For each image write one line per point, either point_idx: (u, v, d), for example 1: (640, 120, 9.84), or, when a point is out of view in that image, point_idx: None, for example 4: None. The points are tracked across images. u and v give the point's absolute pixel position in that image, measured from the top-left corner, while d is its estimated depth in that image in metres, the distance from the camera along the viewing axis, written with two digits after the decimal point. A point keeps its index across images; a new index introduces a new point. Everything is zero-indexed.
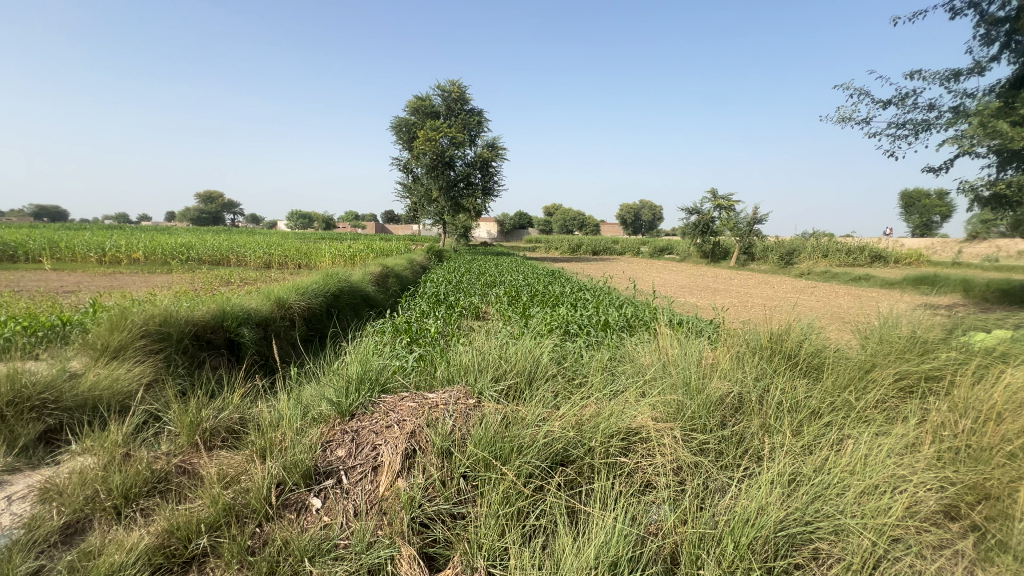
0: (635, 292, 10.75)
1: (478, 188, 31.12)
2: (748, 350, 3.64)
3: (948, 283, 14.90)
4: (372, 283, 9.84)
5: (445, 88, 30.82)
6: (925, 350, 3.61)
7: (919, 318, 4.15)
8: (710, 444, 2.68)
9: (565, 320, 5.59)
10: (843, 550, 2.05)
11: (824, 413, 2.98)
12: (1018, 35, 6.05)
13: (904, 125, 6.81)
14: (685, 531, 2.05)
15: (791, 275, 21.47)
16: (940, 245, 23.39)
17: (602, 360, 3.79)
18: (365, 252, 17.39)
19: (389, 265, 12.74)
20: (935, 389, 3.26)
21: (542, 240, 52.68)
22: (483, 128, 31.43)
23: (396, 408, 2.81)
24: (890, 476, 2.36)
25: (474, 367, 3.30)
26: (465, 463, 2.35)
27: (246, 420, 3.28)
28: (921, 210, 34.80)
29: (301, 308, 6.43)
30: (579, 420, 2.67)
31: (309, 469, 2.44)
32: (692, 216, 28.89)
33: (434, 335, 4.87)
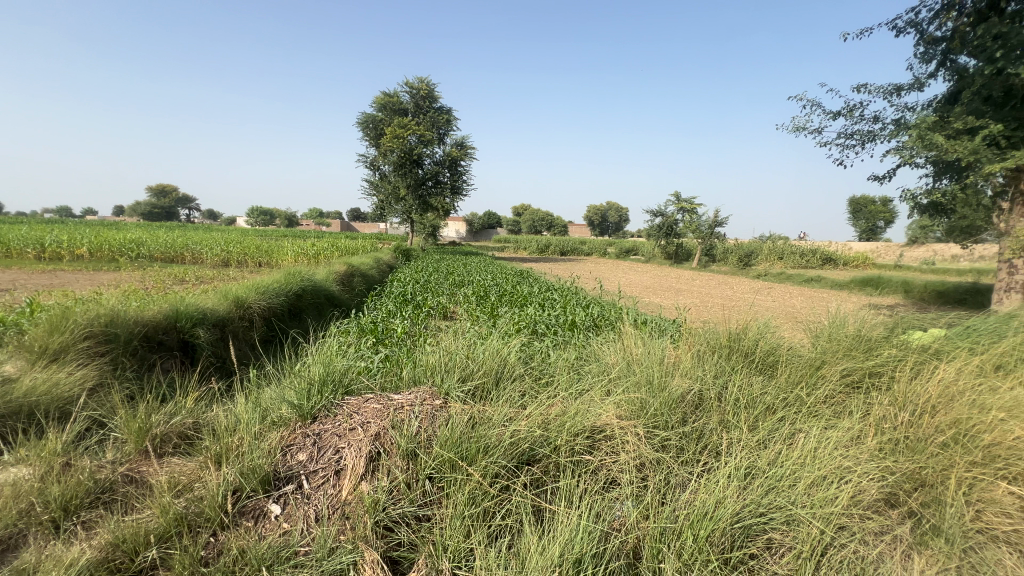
0: (601, 292, 10.94)
1: (446, 186, 30.88)
2: (707, 348, 3.77)
3: (890, 284, 15.90)
4: (337, 282, 9.61)
5: (413, 85, 30.51)
6: (869, 347, 3.83)
7: (863, 317, 4.41)
8: (671, 440, 2.76)
9: (533, 320, 5.62)
10: (793, 539, 2.16)
11: (778, 408, 3.11)
12: (953, 54, 6.53)
13: (852, 135, 7.23)
14: (647, 526, 2.11)
15: (749, 276, 22.38)
16: (884, 249, 24.90)
17: (568, 359, 3.83)
18: (330, 250, 16.91)
19: (355, 264, 12.46)
20: (878, 384, 3.47)
21: (510, 241, 52.75)
22: (452, 127, 31.25)
23: (361, 410, 2.75)
24: (837, 467, 2.49)
25: (440, 368, 3.26)
26: (431, 465, 2.33)
27: (200, 426, 3.14)
28: (868, 216, 36.96)
29: (261, 308, 6.21)
30: (544, 419, 2.69)
31: (267, 474, 2.35)
32: (657, 218, 29.66)
33: (401, 335, 4.81)
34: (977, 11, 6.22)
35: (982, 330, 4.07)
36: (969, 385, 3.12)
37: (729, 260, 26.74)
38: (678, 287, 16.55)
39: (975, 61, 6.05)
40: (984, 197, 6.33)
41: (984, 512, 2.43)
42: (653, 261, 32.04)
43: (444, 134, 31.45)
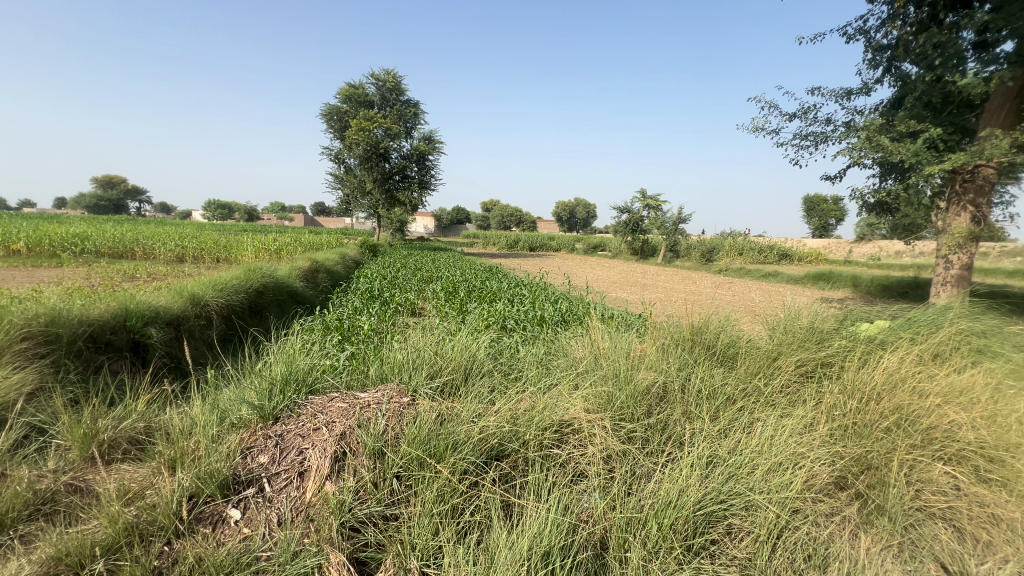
0: (569, 287, 11.07)
1: (414, 181, 30.46)
2: (671, 342, 3.87)
3: (840, 279, 16.76)
4: (300, 278, 9.33)
5: (379, 76, 29.91)
6: (821, 339, 4.03)
7: (816, 310, 4.63)
8: (637, 432, 2.83)
9: (502, 315, 5.63)
10: (752, 524, 2.26)
11: (738, 398, 3.23)
12: (897, 61, 6.93)
13: (806, 137, 7.57)
14: (614, 516, 2.16)
15: (711, 271, 23.17)
16: (835, 245, 26.28)
17: (537, 354, 3.86)
18: (292, 245, 16.39)
19: (320, 260, 12.13)
20: (829, 374, 3.66)
21: (479, 236, 52.52)
22: (419, 120, 30.82)
23: (326, 410, 2.68)
24: (792, 453, 2.61)
25: (408, 364, 3.22)
26: (399, 463, 2.30)
27: (153, 429, 3.00)
28: (820, 214, 38.76)
29: (219, 306, 5.96)
30: (513, 414, 2.70)
31: (226, 479, 2.27)
32: (624, 214, 30.20)
33: (367, 332, 4.72)
34: (919, 22, 6.61)
35: (921, 321, 4.36)
36: (910, 373, 3.33)
37: (692, 256, 27.59)
38: (643, 282, 16.96)
39: (916, 68, 6.44)
40: (923, 197, 6.78)
41: (922, 491, 2.62)
42: (620, 256, 32.64)
43: (411, 128, 30.99)
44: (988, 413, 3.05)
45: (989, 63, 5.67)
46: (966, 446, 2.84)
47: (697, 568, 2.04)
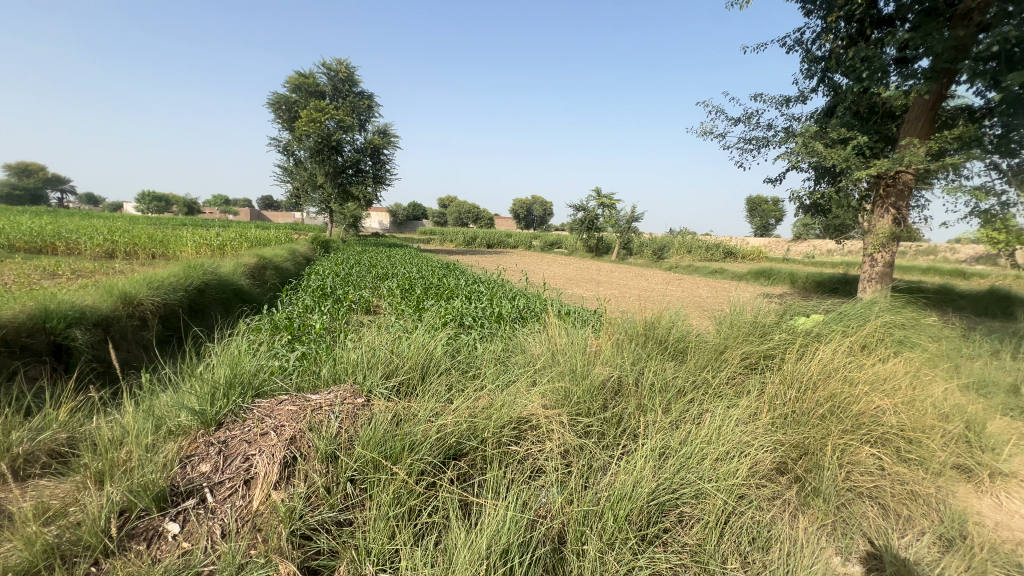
0: (527, 284, 11.14)
1: (368, 176, 29.67)
2: (626, 337, 3.98)
3: (779, 275, 17.83)
4: (246, 275, 8.87)
5: (331, 66, 28.88)
6: (763, 333, 4.27)
7: (759, 306, 4.90)
8: (593, 426, 2.89)
9: (460, 312, 5.59)
10: (701, 511, 2.36)
11: (688, 391, 3.37)
12: (830, 72, 7.43)
13: (749, 141, 7.98)
14: (571, 510, 2.19)
15: (662, 268, 24.05)
16: (775, 245, 27.98)
17: (495, 352, 3.86)
18: (237, 240, 15.55)
19: (267, 256, 11.57)
20: (770, 365, 3.88)
21: (436, 233, 51.89)
22: (374, 113, 30.04)
23: (275, 413, 2.56)
24: (738, 442, 2.74)
25: (363, 364, 3.13)
26: (353, 467, 2.24)
27: (77, 440, 2.76)
28: (762, 214, 41.04)
29: (154, 305, 5.56)
30: (471, 412, 2.69)
31: (163, 491, 2.12)
32: (580, 212, 30.74)
33: (319, 331, 4.55)
34: (849, 36, 7.11)
35: (851, 315, 4.71)
36: (842, 363, 3.60)
37: (645, 253, 28.54)
38: (598, 279, 17.36)
39: (846, 80, 6.94)
40: (852, 200, 7.32)
41: (852, 473, 2.83)
42: (575, 253, 33.23)
43: (365, 120, 30.16)
44: (907, 398, 3.35)
45: (908, 78, 6.15)
46: (889, 429, 3.10)
47: (651, 557, 2.11)
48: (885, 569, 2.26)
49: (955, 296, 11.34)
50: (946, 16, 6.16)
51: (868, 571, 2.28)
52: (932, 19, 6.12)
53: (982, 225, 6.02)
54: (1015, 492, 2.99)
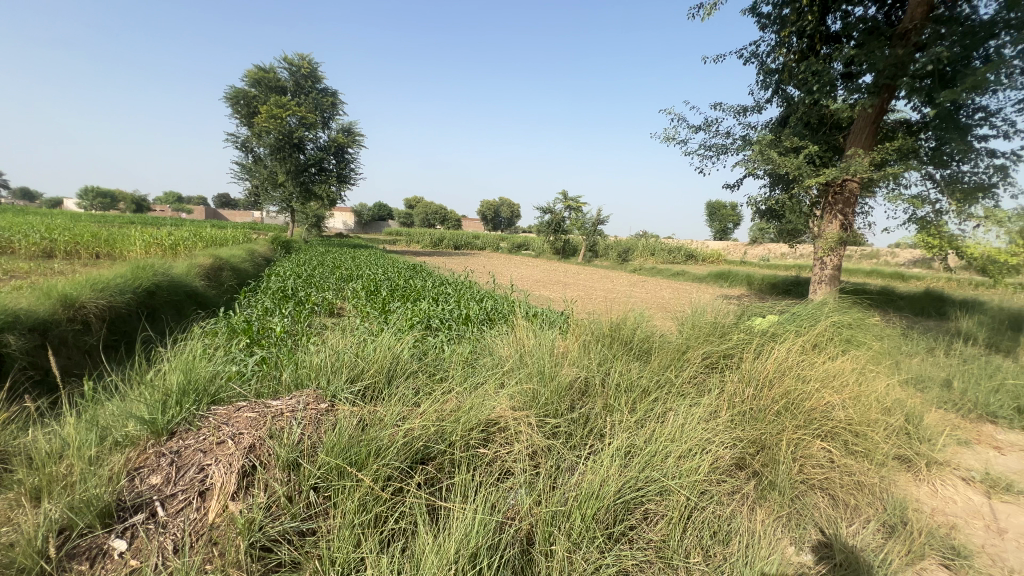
0: (494, 286, 11.15)
1: (332, 175, 28.94)
2: (593, 338, 4.04)
3: (737, 277, 18.53)
4: (201, 276, 8.47)
5: (292, 61, 28.08)
6: (723, 333, 4.43)
7: (718, 307, 5.08)
8: (560, 427, 2.92)
9: (427, 315, 5.53)
10: (665, 507, 2.43)
11: (652, 390, 3.44)
12: (784, 84, 7.80)
13: (709, 148, 8.28)
14: (539, 511, 2.20)
15: (627, 270, 24.58)
16: (732, 247, 29.44)
17: (462, 354, 3.84)
18: (191, 240, 14.82)
19: (224, 257, 11.10)
20: (729, 364, 4.03)
21: (402, 234, 51.16)
22: (338, 111, 29.36)
23: (233, 420, 2.46)
24: (700, 440, 2.82)
25: (326, 368, 3.04)
26: (316, 474, 2.17)
27: (9, 455, 2.56)
28: (720, 218, 42.59)
29: (99, 308, 5.23)
30: (439, 415, 2.66)
31: (108, 506, 1.99)
32: (547, 215, 31.04)
33: (280, 334, 4.39)
34: (800, 51, 7.50)
35: (804, 315, 4.95)
36: (795, 361, 3.77)
37: (610, 255, 29.09)
38: (565, 281, 17.59)
39: (799, 92, 7.30)
40: (804, 206, 7.70)
41: (805, 466, 2.97)
42: (542, 255, 33.50)
43: (329, 118, 29.44)
44: (854, 394, 3.55)
45: (854, 92, 6.53)
46: (838, 423, 3.28)
47: (617, 554, 2.14)
48: (835, 557, 2.39)
49: (895, 297, 12.13)
50: (887, 35, 6.58)
51: (819, 559, 2.39)
52: (875, 38, 6.52)
53: (919, 231, 6.46)
54: (949, 480, 3.22)
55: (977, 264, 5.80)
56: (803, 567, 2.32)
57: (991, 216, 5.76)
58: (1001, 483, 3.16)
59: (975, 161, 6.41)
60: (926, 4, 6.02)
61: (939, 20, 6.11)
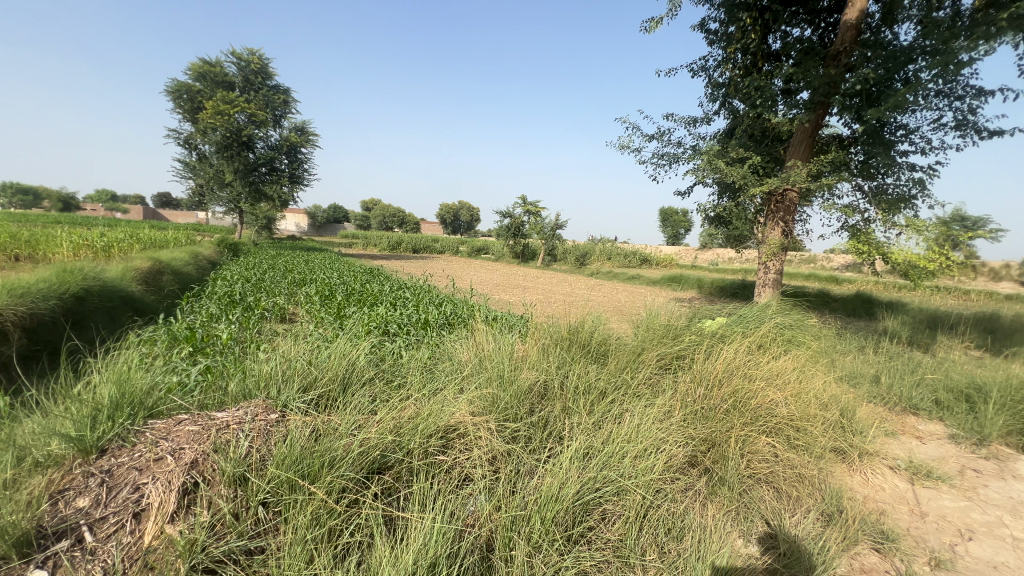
0: (454, 290, 11.07)
1: (283, 175, 27.87)
2: (552, 341, 4.08)
3: (688, 281, 19.31)
4: (137, 280, 7.91)
5: (241, 55, 26.92)
6: (675, 335, 4.59)
7: (671, 310, 5.27)
8: (520, 431, 2.92)
9: (384, 319, 5.41)
10: (622, 507, 2.48)
11: (609, 391, 3.51)
12: (730, 98, 8.21)
13: (662, 156, 8.59)
14: (499, 517, 2.19)
15: (585, 274, 25.01)
16: (683, 252, 30.72)
17: (421, 359, 3.78)
18: (126, 241, 13.83)
19: (164, 260, 10.43)
20: (681, 365, 4.18)
21: (358, 237, 49.88)
22: (290, 109, 28.38)
23: (172, 435, 2.30)
24: (655, 439, 2.90)
25: (276, 377, 2.91)
26: (265, 489, 2.07)
27: None
28: (672, 224, 44.26)
29: (17, 316, 4.77)
30: (396, 423, 2.60)
31: (26, 534, 1.81)
32: (506, 219, 31.20)
33: (226, 342, 4.17)
34: (744, 67, 7.93)
35: (749, 317, 5.22)
36: (742, 361, 3.96)
37: (568, 259, 29.55)
38: (525, 285, 17.73)
39: (744, 106, 7.71)
40: (749, 214, 8.13)
41: (752, 461, 3.12)
42: (502, 259, 33.57)
43: (280, 116, 28.33)
44: (795, 391, 3.77)
45: (792, 107, 6.97)
46: (781, 419, 3.47)
47: (576, 556, 2.17)
48: (779, 547, 2.52)
49: (830, 299, 13.00)
50: (821, 55, 7.07)
51: (765, 550, 2.52)
52: (810, 58, 6.99)
53: (851, 238, 6.96)
54: (878, 469, 3.48)
55: (901, 269, 6.31)
56: (750, 559, 2.43)
57: (911, 225, 6.30)
58: (922, 470, 3.45)
59: (898, 174, 6.99)
60: (854, 29, 6.52)
61: (866, 44, 6.63)
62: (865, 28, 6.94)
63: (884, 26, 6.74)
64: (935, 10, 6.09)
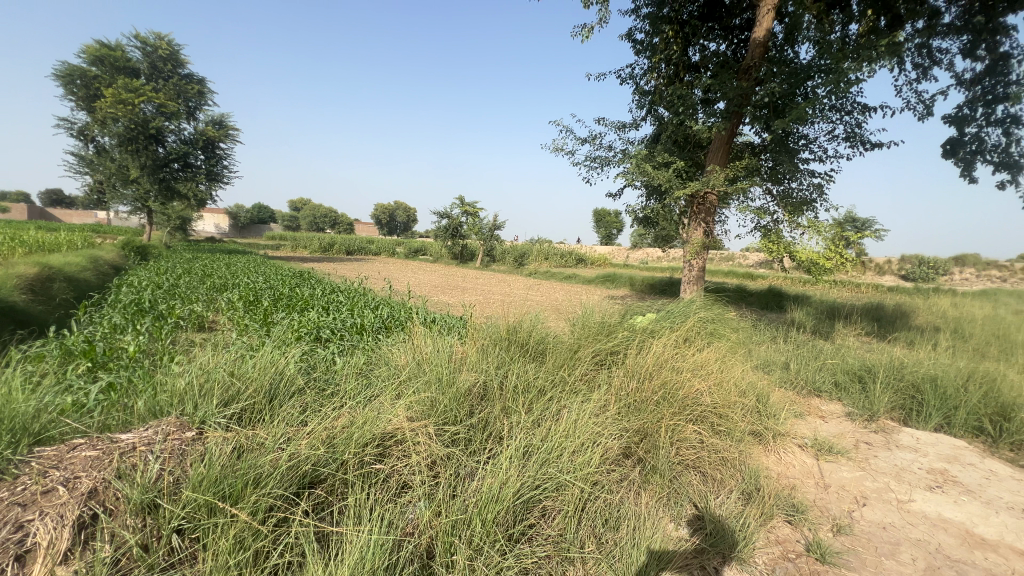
0: (390, 292, 10.76)
1: (199, 171, 25.73)
2: (490, 342, 4.08)
3: (621, 279, 20.17)
4: (21, 289, 6.95)
5: (146, 39, 24.52)
6: (610, 331, 4.77)
7: (605, 308, 5.47)
8: (459, 434, 2.91)
9: (315, 325, 5.15)
10: (562, 501, 2.54)
11: (547, 389, 3.58)
12: (655, 105, 8.66)
13: (594, 159, 8.89)
14: (439, 523, 2.17)
15: (523, 274, 25.31)
16: (616, 252, 32.16)
17: (355, 365, 3.64)
18: (3, 244, 12.06)
19: (55, 265, 9.25)
20: (615, 360, 4.34)
21: (286, 239, 47.14)
22: (205, 100, 26.27)
23: (64, 462, 2.03)
24: (591, 433, 2.99)
25: (193, 392, 2.67)
26: (180, 515, 1.90)
27: None
28: (606, 225, 45.99)
29: None
30: (329, 433, 2.48)
31: None
32: (444, 219, 30.89)
33: (132, 355, 3.77)
34: (668, 76, 8.39)
35: (676, 312, 5.53)
36: (670, 355, 4.19)
37: (507, 260, 29.75)
38: (464, 286, 17.62)
39: (668, 113, 8.17)
40: (675, 215, 8.63)
41: (680, 448, 3.31)
42: (440, 260, 33.10)
43: (195, 108, 26.05)
44: (717, 380, 4.04)
45: (711, 116, 7.49)
46: (705, 407, 3.70)
47: (518, 554, 2.20)
48: (706, 527, 2.70)
49: (746, 294, 14.11)
50: (734, 69, 7.65)
51: (693, 531, 2.69)
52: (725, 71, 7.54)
53: (763, 238, 7.59)
54: (788, 447, 3.83)
55: (805, 265, 6.98)
56: (680, 541, 2.59)
57: (812, 225, 6.98)
58: (825, 446, 3.84)
59: (801, 180, 7.73)
60: (762, 46, 7.11)
61: (772, 60, 7.28)
62: (771, 46, 7.61)
63: (787, 45, 7.43)
64: (827, 33, 6.81)
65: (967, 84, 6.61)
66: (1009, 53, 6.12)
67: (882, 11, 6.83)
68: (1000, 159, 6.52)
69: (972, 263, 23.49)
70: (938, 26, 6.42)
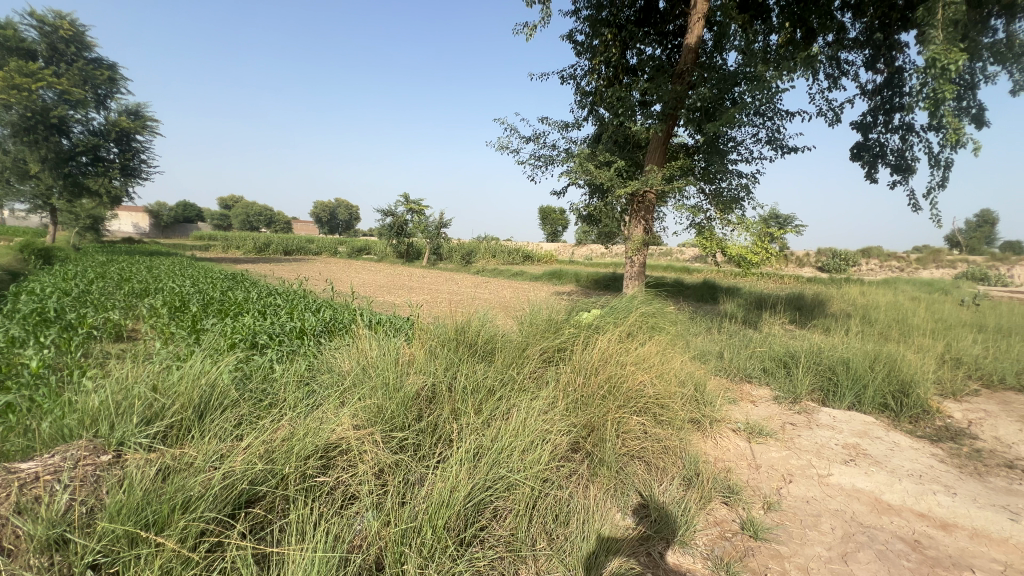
0: (332, 293, 10.34)
1: (112, 165, 23.46)
2: (438, 343, 4.02)
3: (567, 275, 20.58)
4: None
5: (44, 18, 21.99)
6: (556, 328, 4.85)
7: (551, 305, 5.57)
8: (408, 439, 2.85)
9: (251, 330, 4.86)
10: (513, 501, 2.55)
11: (497, 388, 3.58)
12: (595, 106, 8.88)
13: (538, 158, 8.99)
14: (388, 533, 2.12)
15: (470, 272, 25.21)
16: (562, 249, 32.86)
17: (296, 373, 3.47)
18: None
19: None
20: (562, 357, 4.42)
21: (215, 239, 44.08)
22: (117, 87, 23.98)
23: None
24: (540, 431, 3.03)
25: (109, 411, 2.43)
26: (95, 549, 1.73)
27: None
28: (551, 222, 46.65)
29: None
30: (268, 448, 2.35)
31: None
32: (388, 217, 30.11)
33: (36, 372, 3.39)
34: (608, 78, 8.63)
35: (620, 307, 5.72)
36: (614, 349, 4.32)
37: (454, 259, 29.48)
38: (411, 285, 17.29)
39: (608, 114, 8.41)
40: (616, 212, 8.92)
41: (625, 439, 3.44)
42: (385, 259, 32.22)
43: (105, 96, 23.71)
44: (658, 372, 4.23)
45: (648, 117, 7.79)
46: (648, 399, 3.86)
47: (470, 558, 2.20)
48: (651, 514, 2.83)
49: (684, 288, 14.84)
50: (668, 73, 8.01)
51: (639, 519, 2.81)
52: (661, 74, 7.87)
53: (698, 234, 8.01)
54: (724, 433, 4.08)
55: (735, 260, 7.45)
56: (627, 529, 2.70)
57: (741, 222, 7.46)
58: (755, 429, 4.13)
59: (730, 179, 8.23)
60: (693, 52, 7.48)
61: (702, 66, 7.67)
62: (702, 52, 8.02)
63: (716, 53, 7.86)
64: (751, 43, 7.27)
65: (870, 94, 7.32)
66: (903, 68, 6.84)
67: (797, 24, 7.40)
68: (896, 162, 7.27)
69: (877, 255, 26.05)
70: (844, 40, 7.04)
